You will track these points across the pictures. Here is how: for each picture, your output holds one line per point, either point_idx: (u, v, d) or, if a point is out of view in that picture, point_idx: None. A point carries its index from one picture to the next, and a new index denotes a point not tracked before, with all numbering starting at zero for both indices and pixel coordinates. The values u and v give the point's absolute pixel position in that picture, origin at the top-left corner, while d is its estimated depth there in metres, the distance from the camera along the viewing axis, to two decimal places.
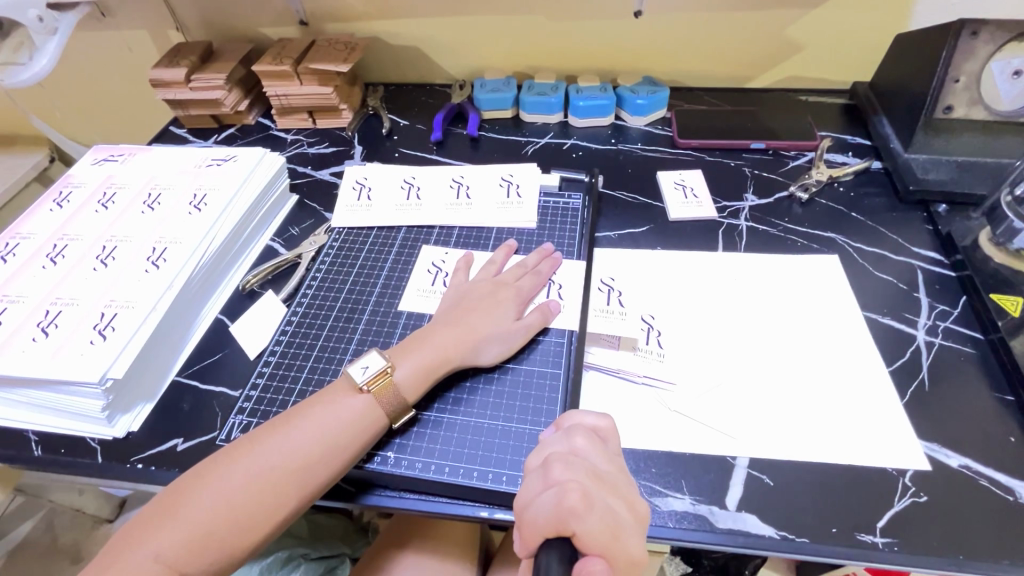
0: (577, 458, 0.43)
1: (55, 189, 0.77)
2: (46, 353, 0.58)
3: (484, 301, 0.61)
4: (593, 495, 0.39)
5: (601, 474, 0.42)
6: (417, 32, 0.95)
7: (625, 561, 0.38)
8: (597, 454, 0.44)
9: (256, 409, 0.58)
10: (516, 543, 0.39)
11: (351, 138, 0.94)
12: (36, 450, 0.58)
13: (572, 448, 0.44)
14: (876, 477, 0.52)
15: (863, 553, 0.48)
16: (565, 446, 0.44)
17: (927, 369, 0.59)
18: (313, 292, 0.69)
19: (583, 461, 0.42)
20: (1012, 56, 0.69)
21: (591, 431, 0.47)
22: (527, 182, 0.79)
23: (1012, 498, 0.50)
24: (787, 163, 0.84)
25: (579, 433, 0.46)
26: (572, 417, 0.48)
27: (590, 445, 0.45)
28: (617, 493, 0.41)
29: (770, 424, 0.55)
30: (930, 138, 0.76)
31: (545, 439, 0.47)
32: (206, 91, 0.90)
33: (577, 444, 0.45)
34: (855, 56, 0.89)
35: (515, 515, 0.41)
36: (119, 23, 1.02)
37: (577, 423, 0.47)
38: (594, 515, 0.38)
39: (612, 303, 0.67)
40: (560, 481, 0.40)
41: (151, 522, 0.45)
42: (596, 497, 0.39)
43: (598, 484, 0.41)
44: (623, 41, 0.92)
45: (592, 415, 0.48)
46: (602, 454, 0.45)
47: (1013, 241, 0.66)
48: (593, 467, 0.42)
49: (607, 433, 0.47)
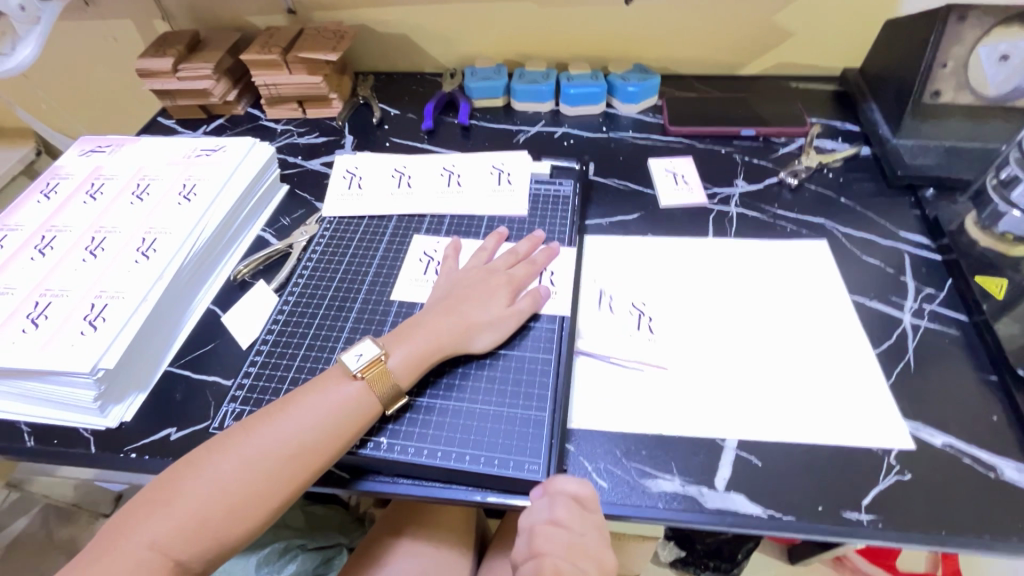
0: (557, 532, 0.47)
1: (41, 180, 0.76)
2: (36, 344, 0.57)
3: (477, 287, 0.62)
4: (567, 568, 0.46)
5: (578, 545, 0.47)
6: (406, 20, 0.95)
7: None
8: (579, 524, 0.48)
9: (249, 397, 0.59)
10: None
11: (341, 128, 0.94)
12: (29, 441, 0.58)
13: (553, 518, 0.48)
14: (862, 456, 0.53)
15: (849, 530, 0.49)
16: (546, 516, 0.48)
17: (912, 350, 0.60)
18: (305, 282, 0.69)
19: (563, 534, 0.47)
20: (999, 41, 0.70)
21: (573, 499, 0.48)
22: (518, 170, 0.79)
23: (994, 475, 0.51)
24: (777, 150, 0.84)
25: (561, 502, 0.48)
26: (557, 482, 0.49)
27: (571, 518, 0.47)
28: (591, 558, 0.47)
29: (758, 406, 0.56)
30: (918, 123, 0.76)
31: (532, 501, 0.50)
32: (194, 81, 0.90)
33: (559, 513, 0.48)
34: (845, 42, 0.89)
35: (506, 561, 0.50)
36: (103, 12, 1.01)
37: (559, 490, 0.49)
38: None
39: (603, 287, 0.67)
40: (540, 555, 0.47)
41: (145, 509, 0.46)
42: (569, 569, 0.46)
43: (574, 557, 0.47)
44: (613, 28, 0.92)
45: (574, 482, 0.49)
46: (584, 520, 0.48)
47: (998, 224, 0.67)
48: (572, 540, 0.47)
49: (589, 500, 0.49)
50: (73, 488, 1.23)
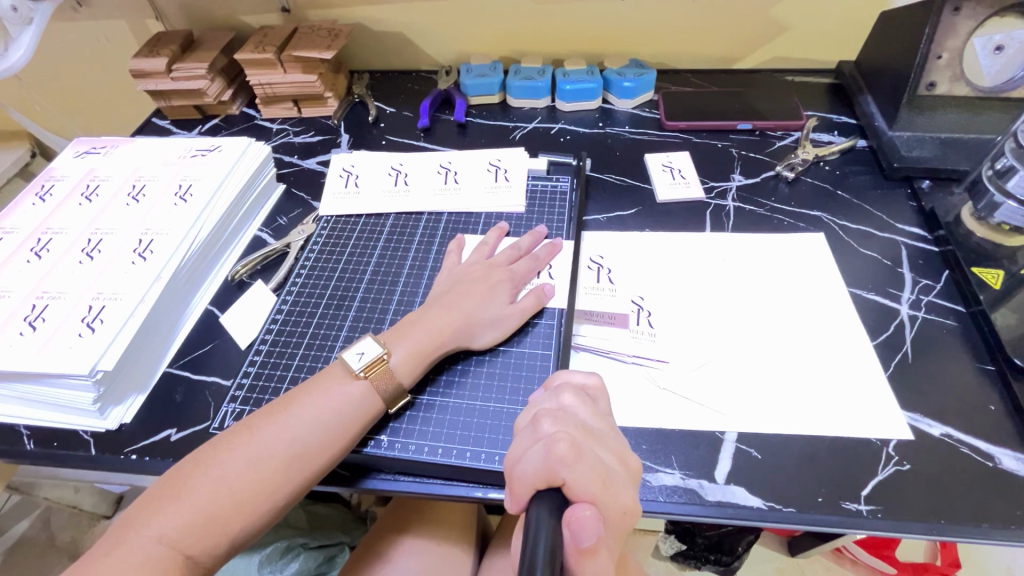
0: (566, 414, 0.43)
1: (37, 182, 0.76)
2: (34, 346, 0.57)
3: (479, 284, 0.62)
4: (583, 445, 0.40)
5: (590, 429, 0.43)
6: (401, 18, 0.94)
7: (615, 509, 0.39)
8: (585, 411, 0.45)
9: (249, 397, 0.59)
10: (508, 499, 0.39)
11: (338, 126, 0.94)
12: (29, 443, 0.58)
13: (560, 405, 0.45)
14: (862, 446, 0.53)
15: (848, 521, 0.49)
16: (553, 403, 0.45)
17: (910, 341, 0.61)
18: (303, 281, 0.69)
19: (572, 416, 0.43)
20: (994, 32, 0.69)
21: (578, 389, 0.48)
22: (515, 166, 0.79)
23: (991, 464, 0.52)
24: (773, 144, 0.84)
25: (567, 391, 0.46)
26: (561, 377, 0.49)
27: (579, 402, 0.45)
28: (606, 446, 0.42)
29: (757, 399, 0.56)
30: (914, 115, 0.77)
31: (534, 399, 0.48)
32: (189, 81, 0.89)
33: (565, 401, 0.45)
34: (841, 34, 0.89)
35: (506, 472, 0.41)
36: (96, 13, 1.00)
37: (565, 382, 0.48)
38: (584, 464, 0.39)
39: (602, 281, 0.68)
40: (549, 433, 0.41)
41: (154, 506, 0.46)
42: (586, 448, 0.40)
43: (588, 438, 0.42)
44: (609, 24, 0.92)
45: (580, 374, 0.49)
46: (591, 412, 0.46)
47: (994, 215, 0.67)
48: (582, 423, 0.43)
49: (595, 392, 0.48)
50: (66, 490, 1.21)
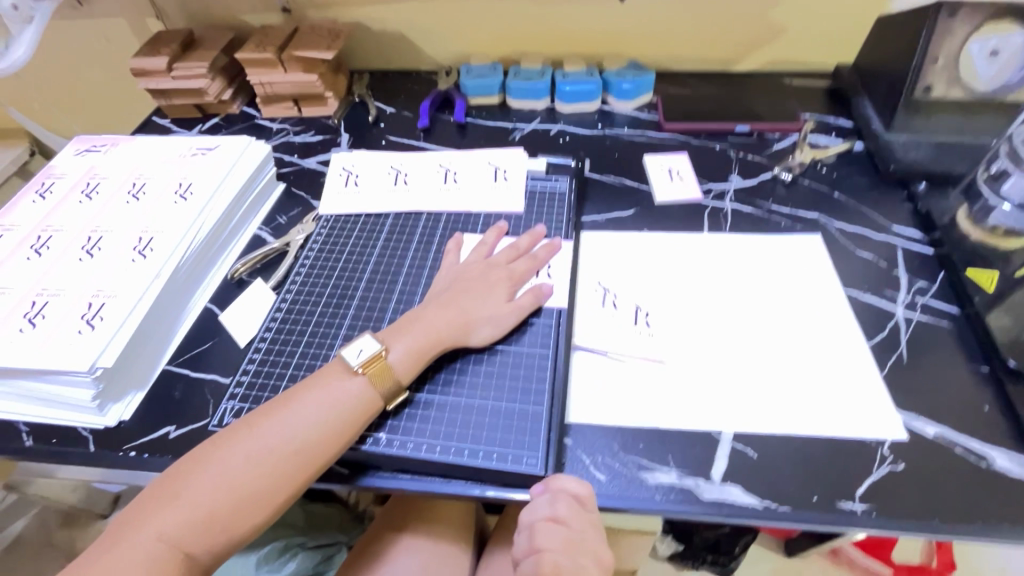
0: (556, 529, 0.48)
1: (37, 180, 0.76)
2: (34, 343, 0.57)
3: (477, 283, 0.62)
4: (565, 561, 0.47)
5: (575, 539, 0.48)
6: (401, 19, 0.95)
7: None
8: (577, 523, 0.48)
9: (248, 395, 0.59)
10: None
11: (337, 126, 0.94)
12: (27, 440, 0.59)
13: (553, 515, 0.48)
14: (857, 446, 0.53)
15: (843, 520, 0.49)
16: (546, 512, 0.48)
17: (905, 342, 0.61)
18: (302, 279, 0.69)
19: (562, 530, 0.48)
20: (989, 37, 0.71)
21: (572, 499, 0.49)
22: (514, 167, 0.80)
23: (984, 464, 0.52)
24: (771, 146, 0.85)
25: (562, 501, 0.49)
26: (560, 479, 0.50)
27: (572, 515, 0.48)
28: (587, 554, 0.49)
29: (754, 399, 0.57)
30: (910, 118, 0.77)
31: (531, 497, 0.50)
32: (189, 80, 0.90)
33: (560, 511, 0.48)
34: (838, 38, 0.90)
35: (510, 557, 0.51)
36: (97, 12, 1.00)
37: (559, 488, 0.49)
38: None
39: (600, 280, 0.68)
40: (540, 550, 0.48)
41: (153, 503, 0.46)
42: (567, 564, 0.47)
43: (572, 551, 0.48)
44: (608, 26, 0.92)
45: (575, 482, 0.50)
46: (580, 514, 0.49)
47: (989, 218, 0.67)
48: (569, 536, 0.48)
49: (586, 499, 0.49)
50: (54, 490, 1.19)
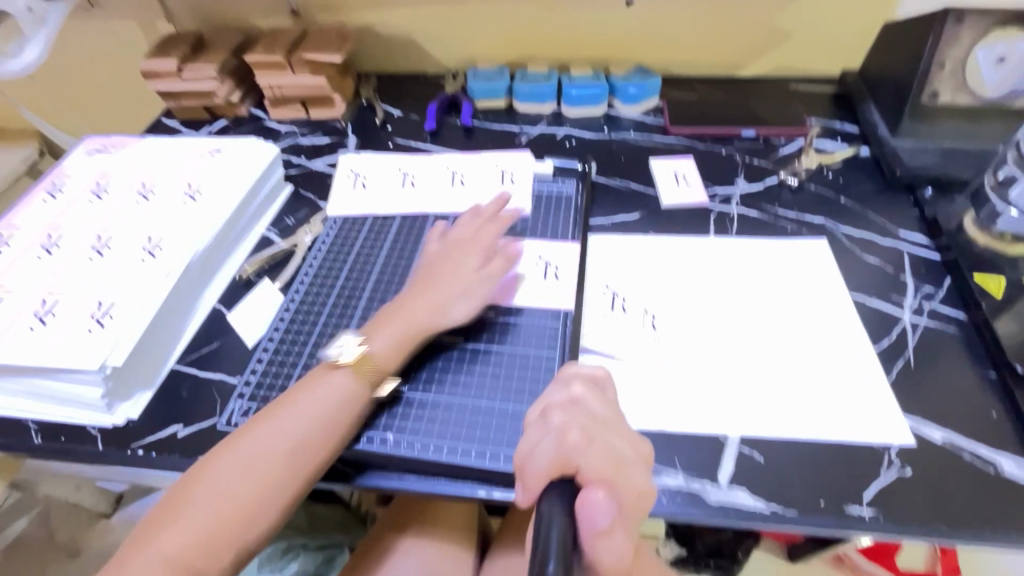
0: (577, 406, 0.44)
1: (47, 180, 0.77)
2: (44, 341, 0.58)
3: (450, 260, 0.63)
4: (592, 434, 0.41)
5: (601, 420, 0.43)
6: (409, 23, 0.96)
7: (629, 492, 0.41)
8: (596, 404, 0.45)
9: (256, 394, 0.59)
10: (521, 493, 0.41)
11: (345, 128, 0.95)
12: (35, 437, 0.59)
13: (571, 395, 0.45)
14: (865, 452, 0.53)
15: (851, 524, 0.49)
16: (564, 395, 0.45)
17: (912, 347, 0.61)
18: (310, 280, 0.69)
19: (584, 409, 0.44)
20: (996, 43, 0.71)
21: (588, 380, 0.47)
22: (521, 170, 0.80)
23: (993, 470, 0.52)
24: (777, 151, 0.85)
25: (576, 381, 0.46)
26: (570, 367, 0.48)
27: (588, 391, 0.45)
28: (618, 434, 0.43)
29: (760, 402, 0.57)
30: (917, 123, 0.77)
31: (544, 390, 0.47)
32: (199, 82, 0.90)
33: (576, 392, 0.45)
34: (844, 44, 0.90)
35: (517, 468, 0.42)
36: (108, 14, 1.01)
37: (573, 374, 0.48)
38: (593, 456, 0.40)
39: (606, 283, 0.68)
40: (559, 425, 0.42)
41: (156, 525, 0.46)
42: (596, 436, 0.42)
43: (599, 428, 0.42)
44: (615, 30, 0.93)
45: (587, 366, 0.49)
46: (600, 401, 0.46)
47: (996, 223, 0.68)
48: (592, 412, 0.44)
49: (603, 381, 0.48)
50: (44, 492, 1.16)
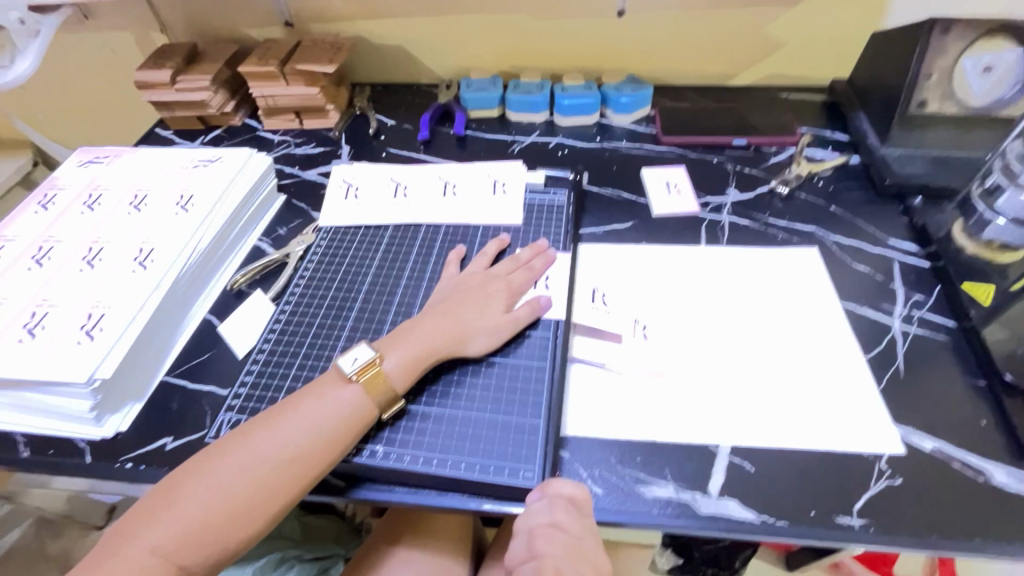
0: (558, 533, 0.47)
1: (39, 191, 0.77)
2: (32, 354, 0.57)
3: (479, 295, 0.62)
4: (565, 575, 0.46)
5: (578, 545, 0.48)
6: (402, 33, 0.96)
7: None
8: (577, 526, 0.48)
9: (246, 406, 0.59)
10: None
11: (338, 138, 0.95)
12: (23, 451, 0.58)
13: (553, 521, 0.48)
14: (854, 460, 0.53)
15: (842, 535, 0.49)
16: (547, 518, 0.48)
17: (902, 356, 0.61)
18: (301, 290, 0.69)
19: (564, 535, 0.48)
20: (982, 53, 0.72)
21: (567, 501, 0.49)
22: (513, 180, 0.80)
23: (982, 479, 0.52)
24: (768, 159, 0.85)
25: (560, 504, 0.49)
26: (553, 485, 0.50)
27: (571, 516, 0.48)
28: (588, 561, 0.48)
29: (750, 412, 0.57)
30: (905, 133, 0.78)
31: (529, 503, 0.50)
32: (191, 92, 0.91)
33: (558, 516, 0.48)
34: (833, 53, 0.91)
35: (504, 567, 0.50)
36: (102, 25, 1.02)
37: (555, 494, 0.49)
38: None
39: (596, 296, 0.68)
40: (541, 556, 0.47)
41: (148, 514, 0.46)
42: (570, 570, 0.47)
43: (573, 560, 0.47)
44: (607, 41, 0.93)
45: (568, 484, 0.50)
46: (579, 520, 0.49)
47: (984, 231, 0.67)
48: (571, 540, 0.48)
49: (582, 502, 0.49)
50: (66, 502, 1.26)
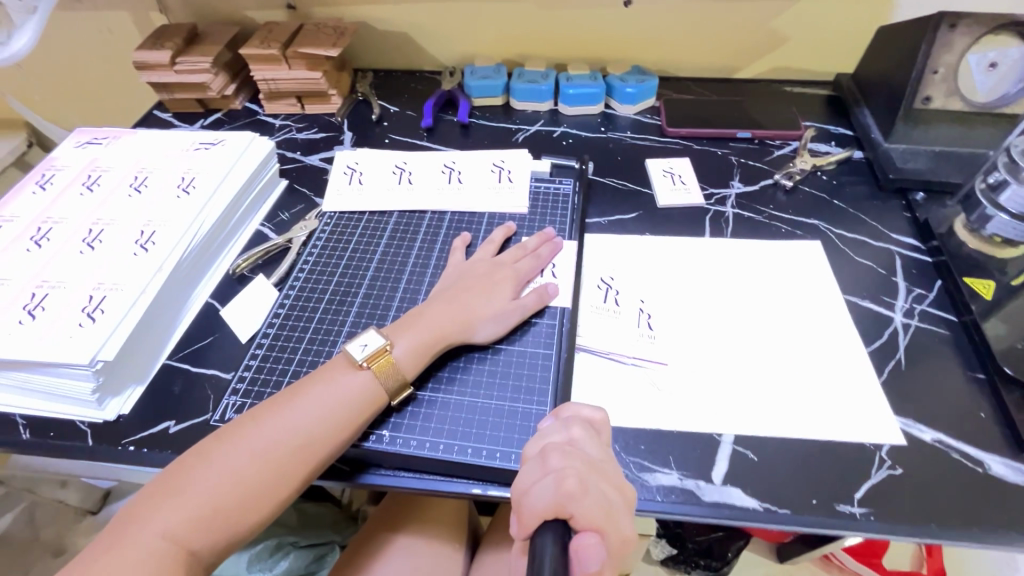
0: (574, 449, 0.44)
1: (37, 171, 0.75)
2: (33, 336, 0.57)
3: (486, 282, 0.62)
4: (589, 481, 0.41)
5: (596, 464, 0.44)
6: (406, 19, 0.95)
7: (617, 539, 0.41)
8: (592, 447, 0.46)
9: (250, 390, 0.59)
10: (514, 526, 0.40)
11: (341, 124, 0.94)
12: (23, 433, 0.58)
13: (569, 438, 0.46)
14: (855, 450, 0.54)
15: (842, 522, 0.50)
16: (562, 436, 0.46)
17: (903, 349, 0.62)
18: (306, 276, 0.69)
19: (581, 452, 0.44)
20: (987, 49, 0.72)
21: (587, 422, 0.49)
22: (518, 168, 0.80)
23: (980, 470, 0.53)
24: (772, 153, 0.86)
25: (575, 424, 0.47)
26: (569, 408, 0.50)
27: (586, 435, 0.46)
28: (611, 479, 0.44)
29: (753, 401, 0.57)
30: (910, 128, 0.78)
31: (542, 429, 0.48)
32: (192, 75, 0.89)
33: (573, 434, 0.46)
34: (839, 48, 0.91)
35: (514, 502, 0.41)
36: (99, 4, 1.00)
37: (574, 414, 0.49)
38: (590, 499, 0.40)
39: (608, 300, 0.66)
40: (558, 468, 0.42)
41: (156, 498, 0.45)
42: (592, 483, 0.41)
43: (594, 473, 0.42)
44: (614, 30, 0.93)
45: (588, 407, 0.50)
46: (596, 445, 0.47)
47: (986, 226, 0.70)
48: (589, 458, 0.44)
49: (600, 425, 0.49)
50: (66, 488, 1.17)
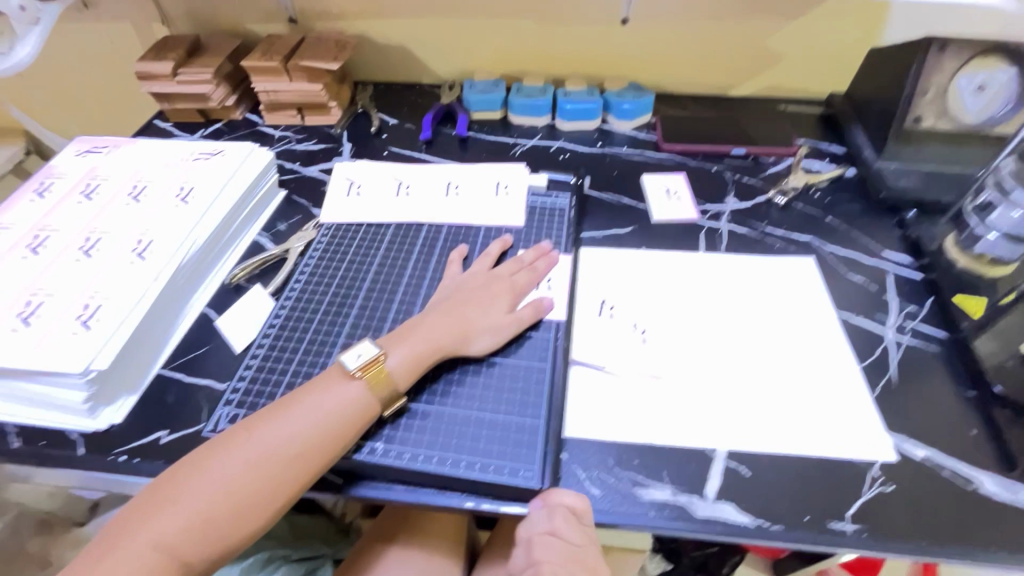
0: (555, 543, 0.49)
1: (35, 179, 0.76)
2: (26, 344, 0.57)
3: (483, 295, 0.63)
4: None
5: (574, 553, 0.50)
6: (406, 33, 0.97)
7: None
8: (575, 535, 0.50)
9: (244, 400, 0.59)
10: None
11: (340, 136, 0.95)
12: (14, 442, 0.57)
13: (552, 529, 0.50)
14: (848, 466, 0.54)
15: (835, 539, 0.50)
16: (546, 526, 0.50)
17: (895, 365, 0.62)
18: (302, 286, 0.69)
19: (561, 548, 0.49)
20: (976, 72, 0.73)
21: (570, 512, 0.50)
22: (515, 182, 0.81)
23: (972, 487, 0.53)
24: (765, 169, 0.87)
25: (559, 513, 0.50)
26: (554, 493, 0.51)
27: (569, 526, 0.50)
28: (587, 563, 0.50)
29: (746, 416, 0.58)
30: (900, 147, 0.80)
31: (529, 513, 0.51)
32: (193, 85, 0.90)
33: (556, 523, 0.50)
34: (831, 67, 0.93)
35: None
36: (103, 14, 1.01)
37: (558, 501, 0.50)
38: None
39: (603, 314, 0.67)
40: (539, 572, 0.49)
41: (150, 508, 0.45)
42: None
43: (570, 566, 0.50)
44: (611, 47, 0.94)
45: (570, 494, 0.51)
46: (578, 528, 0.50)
47: (975, 246, 0.70)
48: (568, 550, 0.49)
49: (583, 512, 0.50)
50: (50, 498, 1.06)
